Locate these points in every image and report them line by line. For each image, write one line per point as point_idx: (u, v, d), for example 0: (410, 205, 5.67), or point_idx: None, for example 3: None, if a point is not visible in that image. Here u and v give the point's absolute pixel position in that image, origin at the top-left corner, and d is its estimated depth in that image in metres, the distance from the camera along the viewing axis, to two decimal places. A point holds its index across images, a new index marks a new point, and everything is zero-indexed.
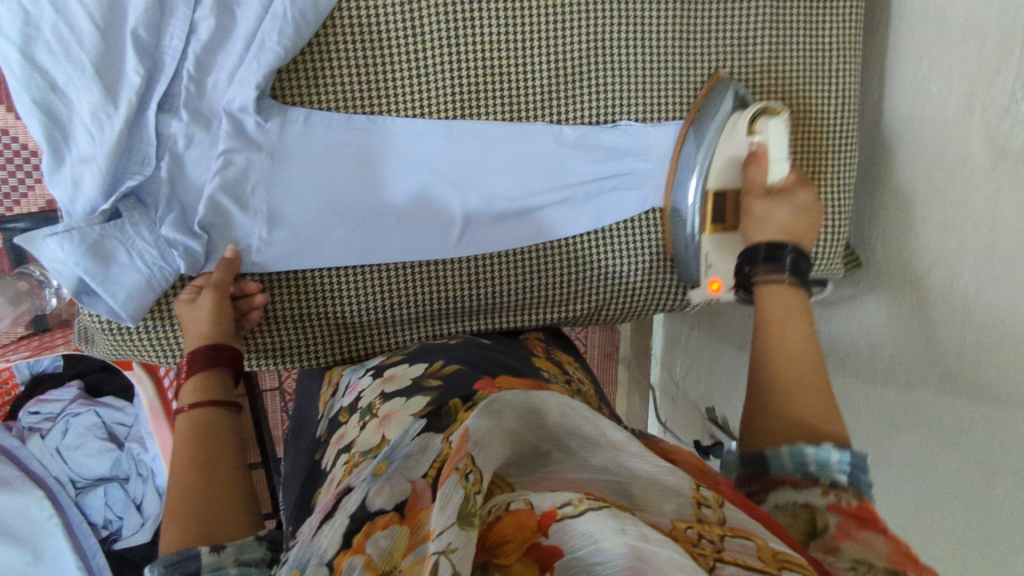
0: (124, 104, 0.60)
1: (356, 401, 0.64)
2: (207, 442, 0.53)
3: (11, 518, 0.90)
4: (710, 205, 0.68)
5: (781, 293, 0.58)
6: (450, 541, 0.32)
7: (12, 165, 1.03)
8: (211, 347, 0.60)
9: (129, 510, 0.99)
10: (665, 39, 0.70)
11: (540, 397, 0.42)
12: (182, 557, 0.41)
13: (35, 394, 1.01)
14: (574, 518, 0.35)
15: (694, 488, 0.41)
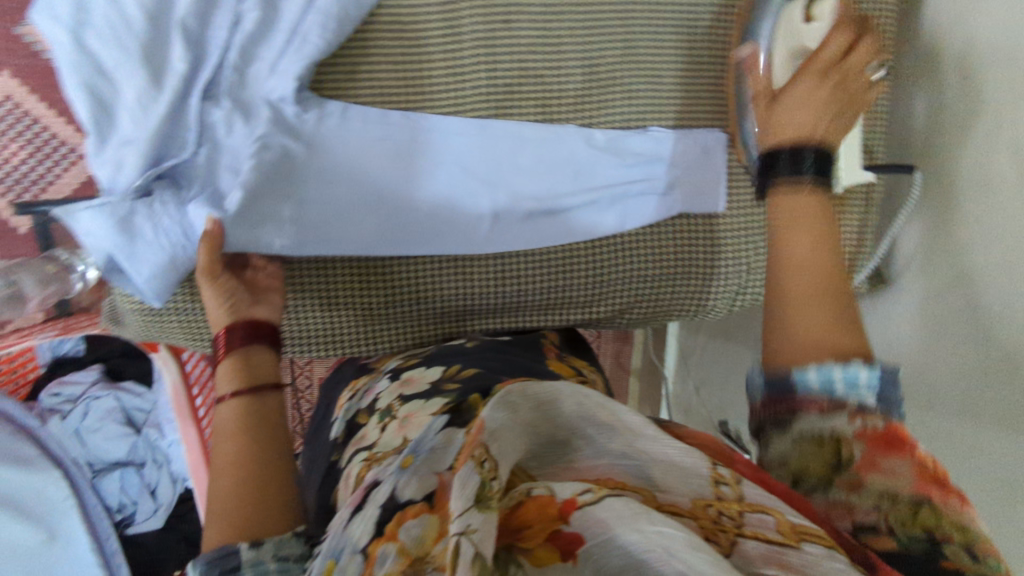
0: (168, 90, 0.61)
1: (373, 403, 0.64)
2: (249, 429, 0.51)
3: (28, 494, 0.90)
4: (774, 109, 0.65)
5: (796, 200, 0.55)
6: (470, 523, 0.33)
7: (46, 154, 1.06)
8: (250, 325, 0.57)
9: (143, 495, 1.01)
10: (694, 50, 0.72)
11: (555, 388, 0.41)
12: (222, 552, 0.41)
13: (56, 375, 1.02)
14: (594, 505, 0.36)
15: (712, 466, 0.40)
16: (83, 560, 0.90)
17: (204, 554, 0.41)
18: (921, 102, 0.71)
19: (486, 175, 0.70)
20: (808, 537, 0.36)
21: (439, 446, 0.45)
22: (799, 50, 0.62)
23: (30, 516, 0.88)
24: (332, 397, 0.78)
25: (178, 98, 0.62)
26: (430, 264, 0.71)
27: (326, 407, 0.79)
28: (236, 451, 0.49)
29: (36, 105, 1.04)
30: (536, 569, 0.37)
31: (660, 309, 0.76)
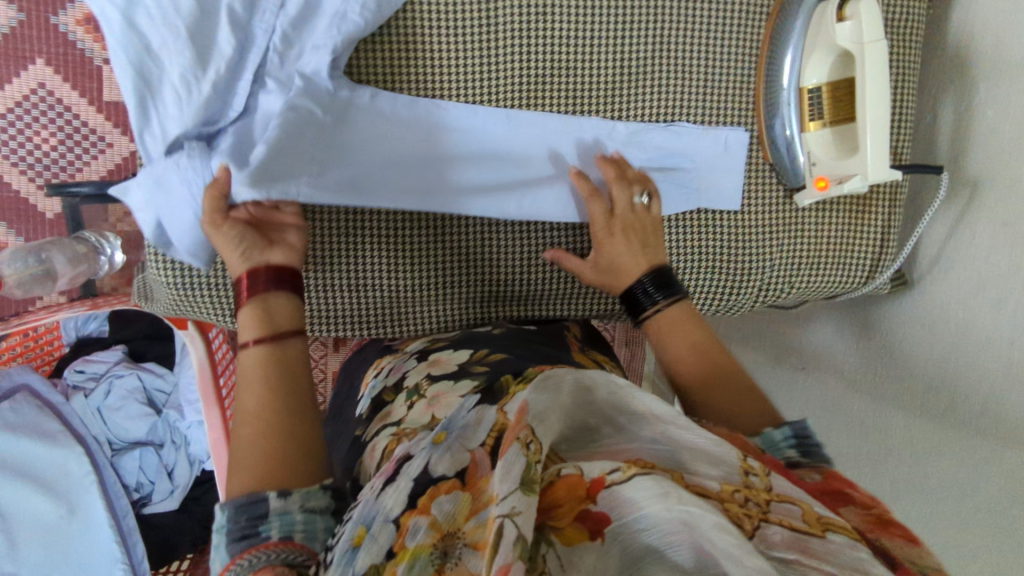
0: (213, 71, 0.63)
1: (401, 380, 0.64)
2: (279, 385, 0.50)
3: (52, 471, 0.94)
4: (805, 102, 0.67)
5: (672, 320, 0.63)
6: (513, 504, 0.34)
7: (75, 139, 1.08)
8: (273, 271, 0.55)
9: (161, 476, 1.00)
10: (730, 48, 0.70)
11: (591, 377, 0.43)
12: (251, 500, 0.43)
13: (81, 354, 1.03)
14: (625, 484, 0.35)
15: (740, 458, 0.41)
16: (102, 536, 0.93)
17: (230, 500, 0.43)
18: (948, 107, 0.71)
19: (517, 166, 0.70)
20: (832, 528, 0.37)
21: (473, 422, 0.43)
22: (830, 52, 0.64)
23: (52, 491, 0.93)
24: (356, 379, 0.78)
25: (225, 81, 0.64)
26: (462, 243, 0.71)
27: (348, 390, 0.79)
28: (261, 405, 0.49)
29: (69, 95, 1.06)
30: (565, 548, 0.35)
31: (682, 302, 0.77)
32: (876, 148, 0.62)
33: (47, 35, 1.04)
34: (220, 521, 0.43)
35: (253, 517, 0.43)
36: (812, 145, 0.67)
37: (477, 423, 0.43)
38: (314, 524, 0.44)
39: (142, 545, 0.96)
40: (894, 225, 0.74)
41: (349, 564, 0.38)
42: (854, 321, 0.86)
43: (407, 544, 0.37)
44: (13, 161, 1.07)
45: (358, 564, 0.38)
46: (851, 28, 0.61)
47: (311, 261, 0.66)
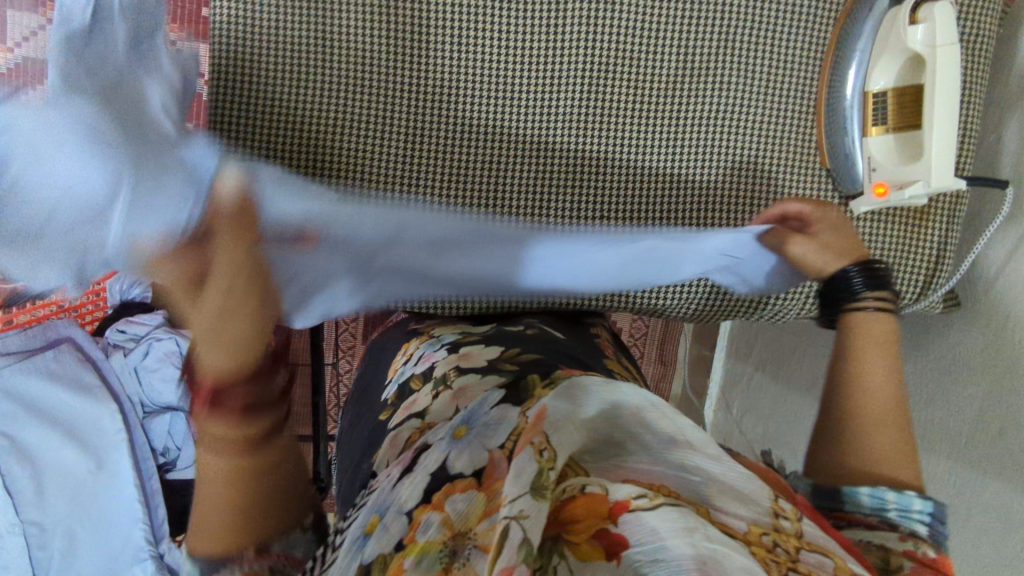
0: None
1: (429, 370, 0.65)
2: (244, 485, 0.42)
3: (83, 425, 0.95)
4: (869, 107, 0.65)
5: (877, 321, 0.61)
6: (523, 509, 0.33)
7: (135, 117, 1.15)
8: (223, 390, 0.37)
9: (188, 443, 1.01)
10: (789, 58, 0.69)
11: (620, 390, 0.42)
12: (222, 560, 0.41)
13: (123, 316, 1.04)
14: (649, 511, 0.34)
15: (771, 501, 0.39)
16: (125, 493, 0.94)
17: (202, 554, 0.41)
18: (1015, 126, 0.70)
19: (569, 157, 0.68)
20: None
21: (492, 422, 0.45)
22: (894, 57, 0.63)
23: (85, 445, 0.94)
24: (384, 362, 0.78)
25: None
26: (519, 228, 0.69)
27: (375, 371, 0.78)
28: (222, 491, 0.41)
29: None
30: (579, 565, 0.33)
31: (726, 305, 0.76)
32: (940, 158, 0.61)
33: None
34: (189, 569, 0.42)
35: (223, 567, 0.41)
36: (872, 150, 0.66)
37: (498, 420, 0.45)
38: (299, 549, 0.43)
39: (163, 508, 0.97)
40: (950, 246, 0.72)
41: (359, 550, 0.39)
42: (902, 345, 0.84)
43: (416, 539, 0.37)
44: None
45: (366, 550, 0.39)
46: (923, 32, 0.60)
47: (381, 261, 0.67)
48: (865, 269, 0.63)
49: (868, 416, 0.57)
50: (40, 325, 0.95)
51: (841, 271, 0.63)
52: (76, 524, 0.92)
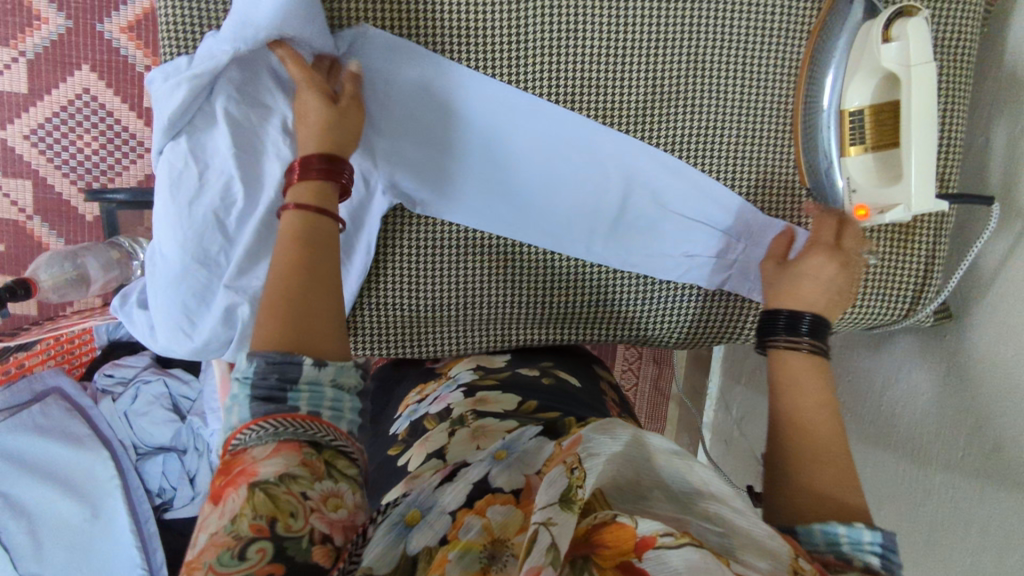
0: (192, 91, 0.64)
1: (445, 410, 0.61)
2: (312, 242, 0.52)
3: (76, 474, 0.95)
4: (847, 126, 0.62)
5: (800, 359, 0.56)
6: (551, 516, 0.35)
7: (122, 147, 1.27)
8: (327, 158, 0.57)
9: (183, 482, 1.00)
10: (760, 76, 0.68)
11: (646, 439, 0.43)
12: (284, 360, 0.43)
13: (110, 358, 1.06)
14: (674, 548, 0.35)
15: (792, 556, 0.39)
16: (123, 541, 0.94)
17: (261, 354, 0.44)
18: (1003, 129, 0.67)
19: (590, 98, 0.68)
20: None
21: (531, 450, 0.45)
22: (870, 76, 0.60)
23: (78, 495, 0.94)
24: (397, 397, 0.73)
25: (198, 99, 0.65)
26: (493, 260, 0.71)
27: (382, 405, 0.73)
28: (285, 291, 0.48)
29: (111, 100, 1.24)
30: None
31: (713, 330, 0.74)
32: (921, 179, 0.58)
33: (93, 41, 1.21)
34: (249, 372, 0.43)
35: (282, 378, 0.43)
36: (851, 171, 0.63)
37: (536, 452, 0.45)
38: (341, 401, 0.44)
39: (162, 551, 0.96)
40: (938, 257, 0.70)
41: (401, 538, 0.38)
42: (898, 354, 0.81)
43: (459, 537, 0.37)
44: (58, 165, 1.26)
45: (411, 542, 0.38)
46: (895, 50, 0.57)
47: (374, 305, 0.72)
48: (813, 316, 0.58)
49: (819, 451, 0.52)
50: (25, 380, 0.95)
51: (788, 311, 0.59)
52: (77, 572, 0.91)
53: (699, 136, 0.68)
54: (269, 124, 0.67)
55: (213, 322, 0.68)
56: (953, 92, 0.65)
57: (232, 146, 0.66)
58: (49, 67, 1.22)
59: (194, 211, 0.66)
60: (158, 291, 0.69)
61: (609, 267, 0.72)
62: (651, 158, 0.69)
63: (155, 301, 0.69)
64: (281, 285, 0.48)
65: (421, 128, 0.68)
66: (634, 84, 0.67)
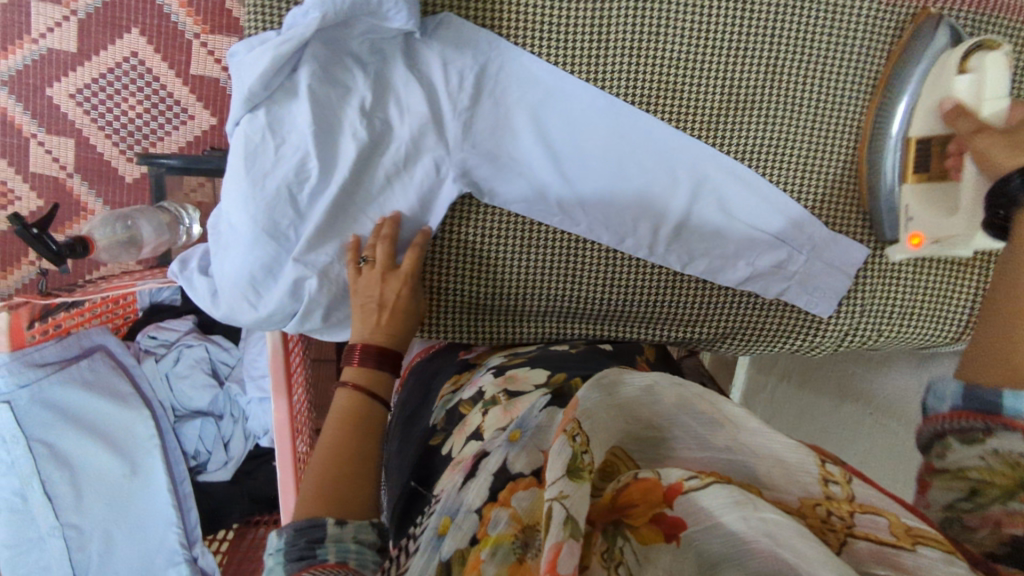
0: (277, 65, 0.64)
1: (478, 395, 0.63)
2: (357, 424, 0.60)
3: (118, 431, 0.96)
4: (912, 154, 0.64)
5: None
6: (562, 489, 0.35)
7: (165, 113, 1.26)
8: (379, 349, 0.65)
9: (217, 446, 1.03)
10: (826, 100, 0.70)
11: (656, 382, 0.42)
12: (309, 524, 0.49)
13: (153, 320, 1.07)
14: (700, 492, 0.36)
15: (820, 463, 0.40)
16: (159, 498, 0.96)
17: (290, 524, 0.50)
18: None
19: (667, 103, 0.70)
20: (923, 540, 0.35)
21: (544, 423, 0.46)
22: (938, 103, 0.61)
23: (119, 450, 0.95)
24: (434, 388, 0.72)
25: (277, 72, 0.65)
26: (558, 256, 0.74)
27: (422, 397, 0.72)
28: (323, 474, 0.55)
29: (158, 64, 1.24)
30: (642, 547, 0.38)
31: (764, 338, 0.78)
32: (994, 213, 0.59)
33: (145, 6, 1.22)
34: (279, 544, 0.48)
35: (310, 540, 0.48)
36: (908, 198, 0.65)
37: (549, 425, 0.46)
38: (363, 552, 0.49)
39: (195, 511, 0.99)
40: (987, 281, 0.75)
41: (435, 550, 0.41)
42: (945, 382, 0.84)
43: (488, 533, 0.39)
44: (102, 127, 1.26)
45: (444, 550, 0.41)
46: (973, 80, 0.58)
47: (442, 290, 0.75)
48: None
49: None
50: (75, 335, 0.95)
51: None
52: (114, 526, 0.93)
53: (771, 146, 0.71)
54: (347, 103, 0.68)
55: (280, 294, 0.70)
56: None
57: (313, 124, 0.66)
58: (99, 28, 1.22)
59: (270, 183, 0.67)
60: (226, 259, 0.70)
61: (665, 271, 0.75)
62: (717, 167, 0.71)
63: (221, 268, 0.71)
64: (320, 467, 0.56)
65: (497, 116, 0.70)
66: (706, 98, 0.70)
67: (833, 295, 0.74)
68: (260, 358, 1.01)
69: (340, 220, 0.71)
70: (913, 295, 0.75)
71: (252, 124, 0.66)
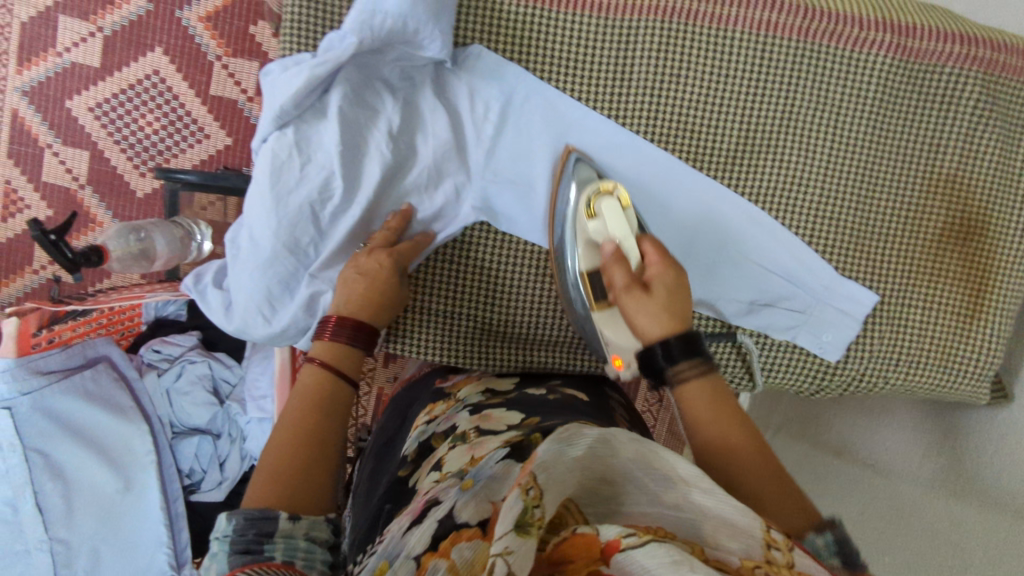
0: (312, 84, 0.66)
1: (449, 429, 0.62)
2: (320, 407, 0.59)
3: (116, 444, 0.95)
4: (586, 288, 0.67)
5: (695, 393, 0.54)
6: (508, 545, 0.33)
7: (181, 130, 1.28)
8: (356, 325, 0.65)
9: (213, 466, 1.01)
10: (833, 147, 0.73)
11: (613, 435, 0.42)
12: (261, 516, 0.49)
13: (157, 334, 1.06)
14: (636, 549, 0.33)
15: (765, 528, 0.37)
16: (150, 516, 0.94)
17: (241, 512, 0.49)
18: None
19: (681, 143, 0.73)
20: None
21: (498, 474, 0.45)
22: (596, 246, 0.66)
23: (115, 466, 0.93)
24: (409, 417, 0.73)
25: (309, 92, 0.67)
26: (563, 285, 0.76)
27: (398, 424, 0.74)
28: (274, 464, 0.54)
29: (178, 84, 1.26)
30: None
31: (773, 382, 0.78)
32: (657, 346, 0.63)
33: (170, 26, 1.24)
34: (227, 529, 0.47)
35: (259, 532, 0.48)
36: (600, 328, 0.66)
37: (504, 473, 0.45)
38: (312, 551, 0.49)
39: (187, 531, 0.97)
40: (1000, 337, 0.75)
41: None
42: (954, 433, 0.85)
43: None
44: (118, 141, 1.27)
45: None
46: (600, 225, 0.66)
47: (451, 314, 0.75)
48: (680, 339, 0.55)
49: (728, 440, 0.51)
50: (80, 344, 0.94)
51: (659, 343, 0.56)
52: (102, 542, 0.91)
53: (781, 191, 0.74)
54: (374, 125, 0.69)
55: (297, 310, 0.70)
56: (990, 199, 0.74)
57: (340, 143, 0.67)
58: (123, 45, 1.24)
59: (294, 199, 0.68)
60: (241, 272, 0.70)
61: None
62: (732, 204, 0.74)
63: (236, 282, 0.71)
64: (270, 462, 0.54)
65: (520, 145, 0.73)
66: (719, 139, 0.73)
67: (841, 340, 0.75)
68: (261, 379, 1.01)
69: (358, 237, 0.72)
70: (920, 344, 0.76)
71: (280, 141, 0.67)
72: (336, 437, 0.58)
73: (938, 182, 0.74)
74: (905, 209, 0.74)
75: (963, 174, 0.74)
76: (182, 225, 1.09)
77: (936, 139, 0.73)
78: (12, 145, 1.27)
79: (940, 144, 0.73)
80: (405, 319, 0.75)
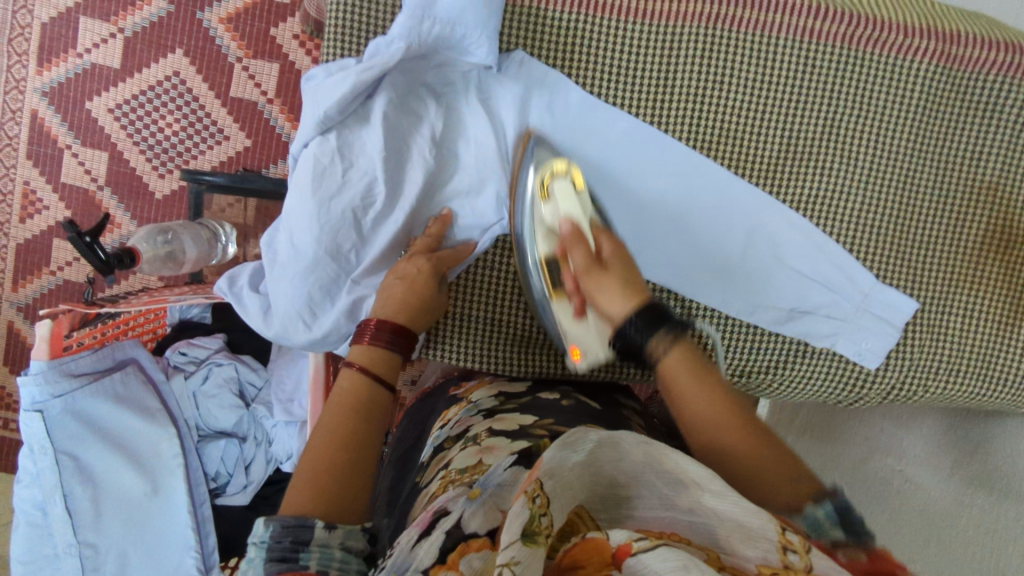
0: (357, 89, 0.65)
1: (463, 431, 0.61)
2: (365, 411, 0.59)
3: (140, 440, 0.94)
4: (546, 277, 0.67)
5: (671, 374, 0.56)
6: (513, 555, 0.31)
7: (201, 133, 1.28)
8: (395, 330, 0.64)
9: (239, 469, 1.01)
10: (874, 155, 0.73)
11: (618, 436, 0.41)
12: (299, 523, 0.48)
13: (182, 336, 1.06)
14: (649, 552, 0.32)
15: (779, 531, 0.36)
16: (179, 520, 0.94)
17: (279, 517, 0.48)
18: None
19: (722, 151, 0.73)
20: None
21: (506, 481, 0.45)
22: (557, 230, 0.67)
23: (141, 468, 0.93)
24: (427, 427, 0.75)
25: (352, 97, 0.66)
26: None
27: (419, 432, 0.76)
28: (314, 470, 0.53)
29: (199, 86, 1.26)
30: None
31: (807, 389, 0.77)
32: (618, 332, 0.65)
33: (192, 28, 1.24)
34: (265, 535, 0.47)
35: (296, 540, 0.47)
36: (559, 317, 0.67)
37: (511, 482, 0.45)
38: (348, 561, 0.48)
39: (214, 536, 0.97)
40: None
41: None
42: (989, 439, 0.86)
43: None
44: (136, 142, 1.27)
45: None
46: (552, 212, 0.67)
47: (489, 319, 0.75)
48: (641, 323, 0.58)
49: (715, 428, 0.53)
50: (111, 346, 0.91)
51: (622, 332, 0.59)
52: (129, 544, 0.92)
53: (823, 198, 0.74)
54: (418, 131, 0.70)
55: (339, 316, 0.70)
56: None
57: (384, 149, 0.67)
58: (144, 47, 1.24)
59: (338, 204, 0.67)
60: (282, 276, 0.69)
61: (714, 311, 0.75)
62: (773, 211, 0.74)
63: (275, 284, 0.70)
64: (307, 470, 0.53)
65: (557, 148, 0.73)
66: (761, 146, 0.73)
67: (880, 347, 0.75)
68: (288, 382, 1.01)
69: (399, 243, 0.72)
70: (961, 352, 0.75)
71: (325, 144, 0.67)
72: (373, 441, 0.58)
73: (979, 190, 0.74)
74: (946, 216, 0.74)
75: (1005, 181, 0.74)
76: (206, 226, 1.09)
77: (979, 147, 0.73)
78: (31, 146, 1.26)
79: (982, 151, 0.73)
80: (443, 324, 0.74)
